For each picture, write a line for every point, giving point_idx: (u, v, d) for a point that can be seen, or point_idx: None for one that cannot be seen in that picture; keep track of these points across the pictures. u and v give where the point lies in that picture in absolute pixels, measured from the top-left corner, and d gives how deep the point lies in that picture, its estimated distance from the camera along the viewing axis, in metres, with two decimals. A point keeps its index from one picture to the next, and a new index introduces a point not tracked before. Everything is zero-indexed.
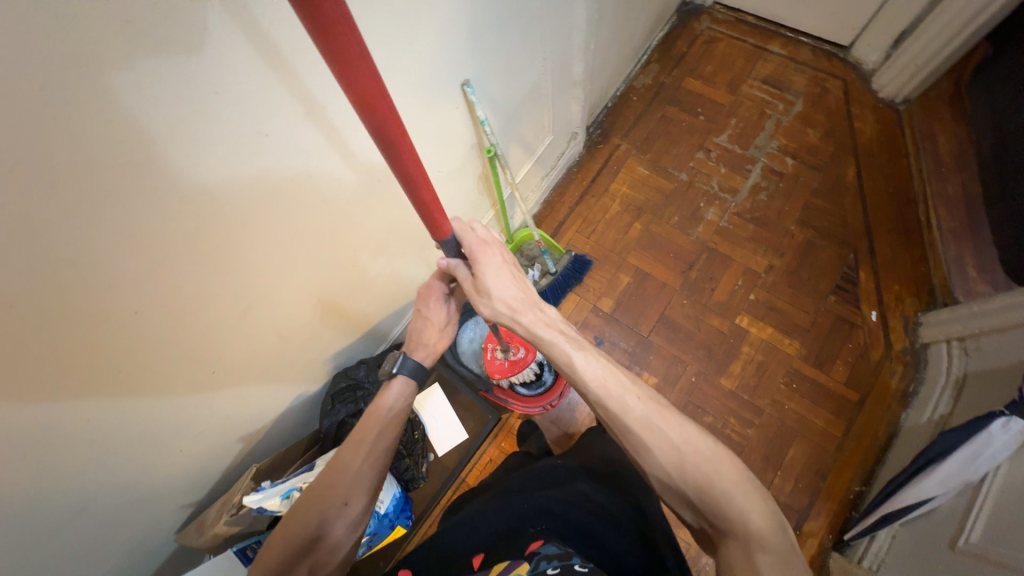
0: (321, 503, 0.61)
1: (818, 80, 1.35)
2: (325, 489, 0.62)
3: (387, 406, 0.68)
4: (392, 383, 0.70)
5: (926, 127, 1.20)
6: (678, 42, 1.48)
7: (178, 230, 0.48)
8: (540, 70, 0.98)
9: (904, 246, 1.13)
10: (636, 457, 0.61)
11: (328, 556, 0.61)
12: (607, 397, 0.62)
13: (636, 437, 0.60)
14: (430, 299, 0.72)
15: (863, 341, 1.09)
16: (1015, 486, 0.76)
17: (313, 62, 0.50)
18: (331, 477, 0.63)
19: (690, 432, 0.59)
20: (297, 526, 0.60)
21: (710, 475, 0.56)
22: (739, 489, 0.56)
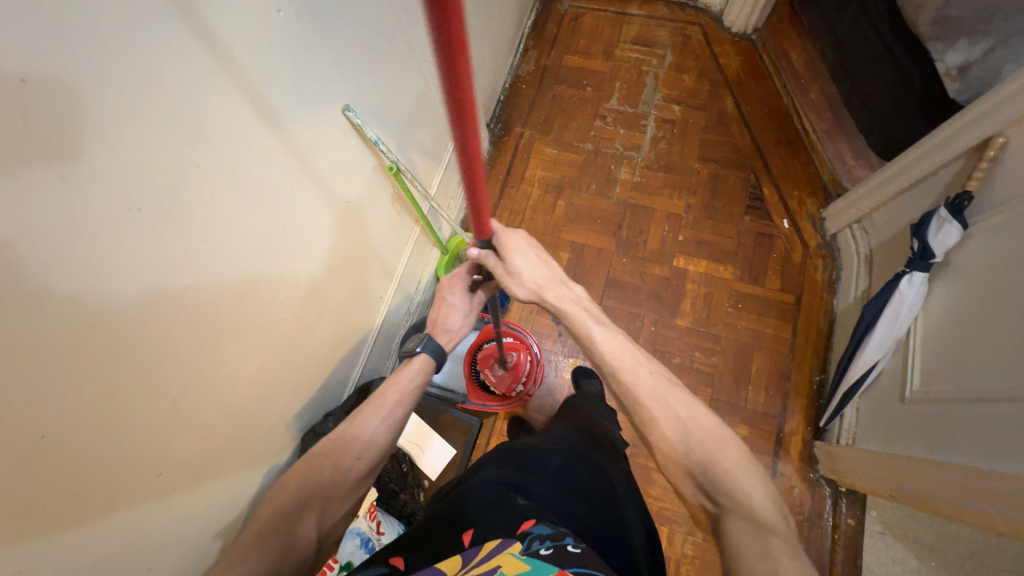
0: (333, 459, 0.61)
1: (678, 30, 1.44)
2: (343, 441, 0.63)
3: (410, 380, 0.72)
4: (415, 359, 0.74)
5: (782, 49, 1.37)
6: (547, 26, 1.50)
7: (122, 355, 0.51)
8: (420, 80, 0.95)
9: (793, 153, 1.28)
10: (643, 430, 0.62)
11: (334, 508, 0.59)
12: (621, 368, 0.64)
13: (648, 411, 0.61)
14: (454, 287, 0.82)
15: (784, 247, 1.20)
16: (934, 329, 0.84)
17: (156, 136, 0.48)
18: (349, 433, 0.64)
19: (699, 412, 0.60)
20: (312, 472, 0.59)
21: (714, 453, 0.56)
22: (753, 473, 0.54)
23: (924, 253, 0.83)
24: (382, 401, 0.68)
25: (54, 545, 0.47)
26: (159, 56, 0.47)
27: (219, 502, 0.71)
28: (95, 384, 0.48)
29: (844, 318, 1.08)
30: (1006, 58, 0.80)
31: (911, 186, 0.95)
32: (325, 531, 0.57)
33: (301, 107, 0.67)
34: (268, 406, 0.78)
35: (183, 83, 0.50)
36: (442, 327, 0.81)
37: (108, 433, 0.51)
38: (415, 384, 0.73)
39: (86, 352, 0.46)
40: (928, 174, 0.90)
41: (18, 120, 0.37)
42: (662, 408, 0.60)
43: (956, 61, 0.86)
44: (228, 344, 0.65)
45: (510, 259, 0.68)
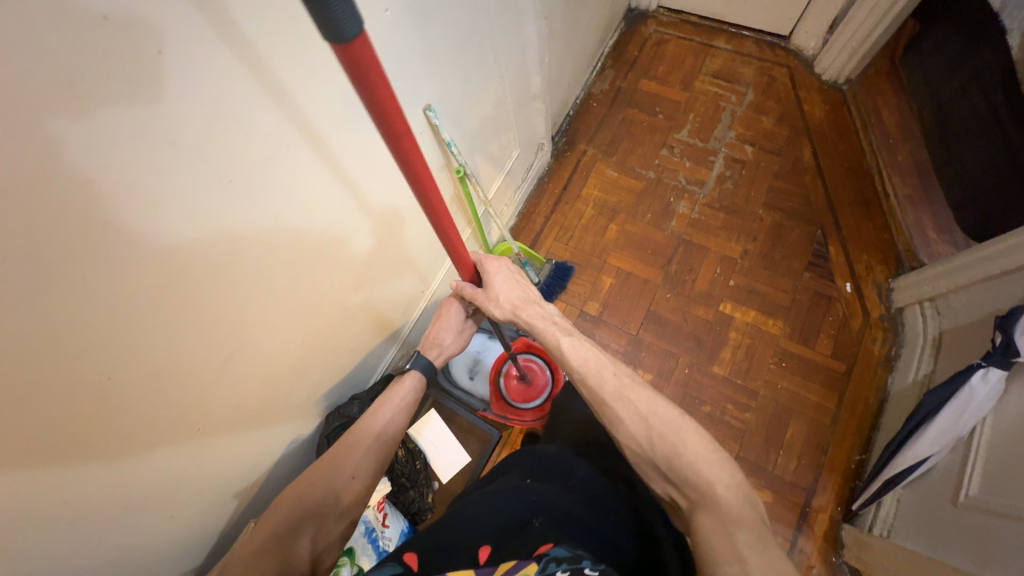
0: (330, 474, 0.64)
1: (765, 70, 1.39)
2: (335, 462, 0.65)
3: (401, 396, 0.72)
4: (407, 375, 0.75)
5: (873, 104, 1.29)
6: (629, 47, 1.48)
7: (187, 313, 0.54)
8: (499, 87, 0.96)
9: (868, 216, 1.21)
10: (610, 430, 0.62)
11: (329, 525, 0.62)
12: (587, 375, 0.65)
13: (614, 411, 0.62)
14: (449, 308, 0.83)
15: (843, 312, 1.13)
16: (1003, 435, 0.76)
17: (254, 113, 0.51)
18: (341, 453, 0.65)
19: (653, 402, 0.60)
20: (309, 486, 0.63)
21: (672, 453, 0.56)
22: (706, 461, 0.54)
23: (1007, 350, 0.76)
24: (371, 419, 0.69)
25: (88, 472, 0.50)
26: (269, 36, 0.49)
27: (239, 464, 0.73)
28: (148, 328, 0.50)
29: (898, 399, 1.01)
30: None
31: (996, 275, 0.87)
32: (322, 549, 0.61)
33: None
34: (303, 381, 0.80)
35: (286, 63, 0.52)
36: (430, 341, 0.82)
37: (152, 378, 0.53)
38: (410, 399, 0.73)
39: (146, 297, 0.48)
40: (1022, 266, 0.82)
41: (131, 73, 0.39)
42: (625, 406, 0.60)
43: None
44: (275, 314, 0.67)
45: (490, 283, 0.75)
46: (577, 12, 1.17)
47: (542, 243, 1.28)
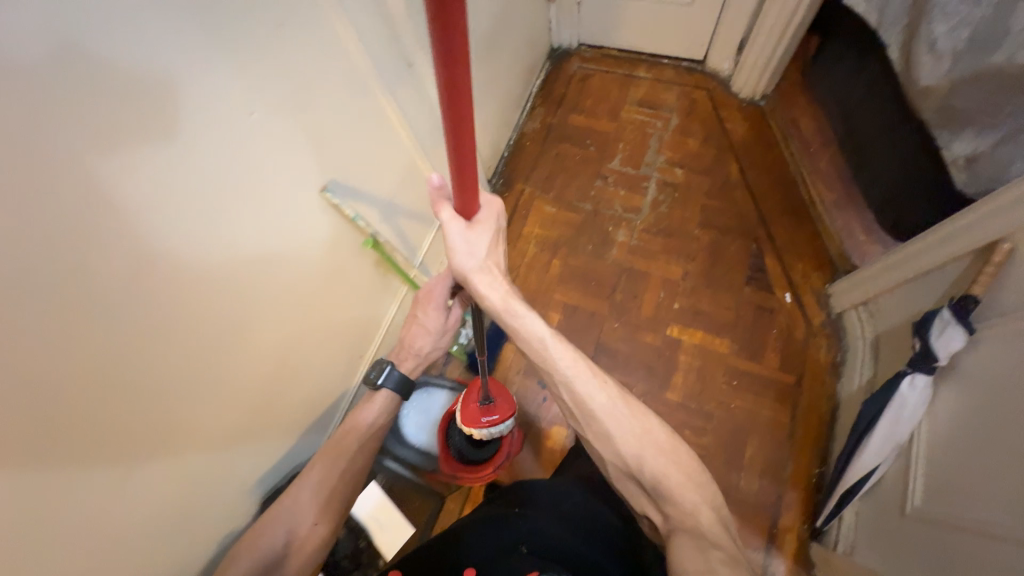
0: (292, 524, 0.68)
1: (686, 93, 1.45)
2: (296, 506, 0.70)
3: (369, 421, 0.80)
4: (377, 394, 0.81)
5: (790, 116, 1.34)
6: (556, 85, 1.54)
7: (70, 429, 0.48)
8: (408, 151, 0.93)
9: (799, 224, 1.23)
10: (597, 444, 0.68)
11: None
12: (575, 379, 0.67)
13: (599, 424, 0.67)
14: (427, 305, 0.82)
15: (786, 322, 1.14)
16: (938, 441, 0.76)
17: (106, 221, 0.48)
18: (301, 496, 0.71)
19: (649, 425, 0.66)
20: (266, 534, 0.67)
21: (659, 477, 0.63)
22: (686, 489, 0.62)
23: (927, 355, 0.77)
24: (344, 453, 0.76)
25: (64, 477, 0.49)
26: (103, 138, 0.46)
27: (215, 510, 0.71)
28: (21, 456, 0.45)
29: (848, 407, 1.01)
30: (1010, 155, 0.75)
31: (922, 272, 0.88)
32: None
33: (276, 173, 0.67)
34: (227, 481, 0.72)
35: (135, 159, 0.49)
36: (409, 351, 0.86)
37: (60, 483, 0.48)
38: (383, 423, 0.82)
39: (78, 350, 0.48)
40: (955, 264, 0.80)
41: (129, 92, 0.47)
42: (616, 425, 0.65)
43: (963, 151, 0.82)
44: (181, 400, 0.61)
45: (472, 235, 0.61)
46: (493, 63, 1.21)
47: None
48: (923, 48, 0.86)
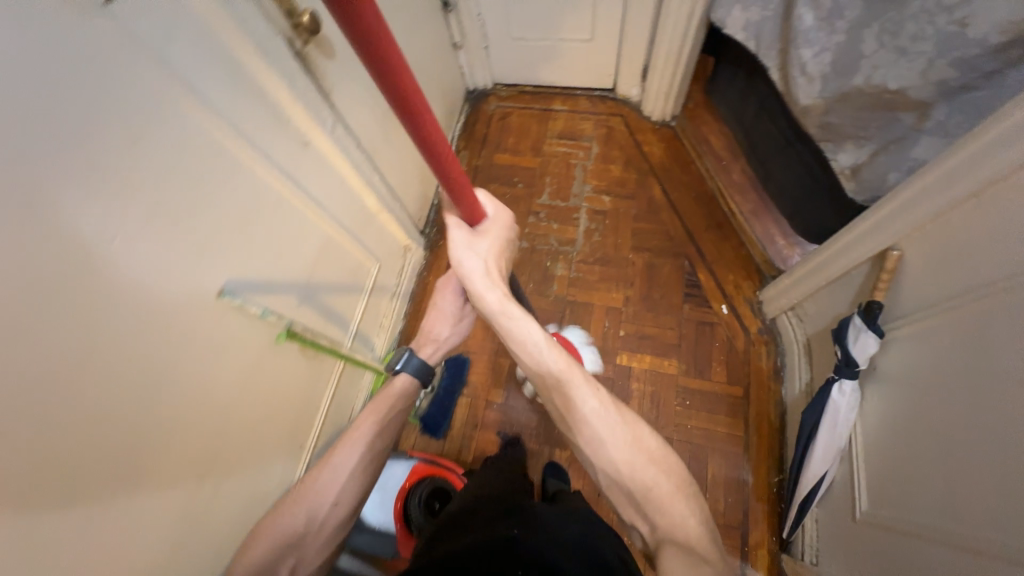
0: (311, 506, 0.68)
1: (602, 121, 1.49)
2: (316, 490, 0.69)
3: (397, 388, 0.84)
4: (398, 379, 0.85)
5: (700, 134, 1.41)
6: (477, 127, 1.55)
7: (33, 526, 0.44)
8: (327, 226, 0.90)
9: (725, 236, 1.28)
10: (589, 452, 0.64)
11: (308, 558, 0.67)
12: (568, 383, 0.66)
13: (591, 429, 0.63)
14: (446, 291, 0.92)
15: (727, 335, 1.17)
16: (873, 443, 0.79)
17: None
18: (322, 481, 0.69)
19: (642, 435, 0.64)
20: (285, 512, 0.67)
21: (648, 484, 0.60)
22: (677, 499, 0.59)
23: (848, 361, 0.80)
24: (358, 436, 0.74)
25: (44, 535, 0.46)
26: None
27: (221, 532, 0.71)
28: None
29: (794, 412, 1.04)
30: (886, 165, 0.80)
31: (835, 279, 0.90)
32: None
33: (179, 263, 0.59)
34: None
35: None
36: (430, 338, 0.93)
37: None
38: (400, 409, 0.82)
39: None
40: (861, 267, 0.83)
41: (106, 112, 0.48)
42: (607, 429, 0.63)
43: (848, 162, 0.88)
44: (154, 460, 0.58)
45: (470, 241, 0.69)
46: (410, 117, 1.21)
47: None
48: (797, 71, 0.92)
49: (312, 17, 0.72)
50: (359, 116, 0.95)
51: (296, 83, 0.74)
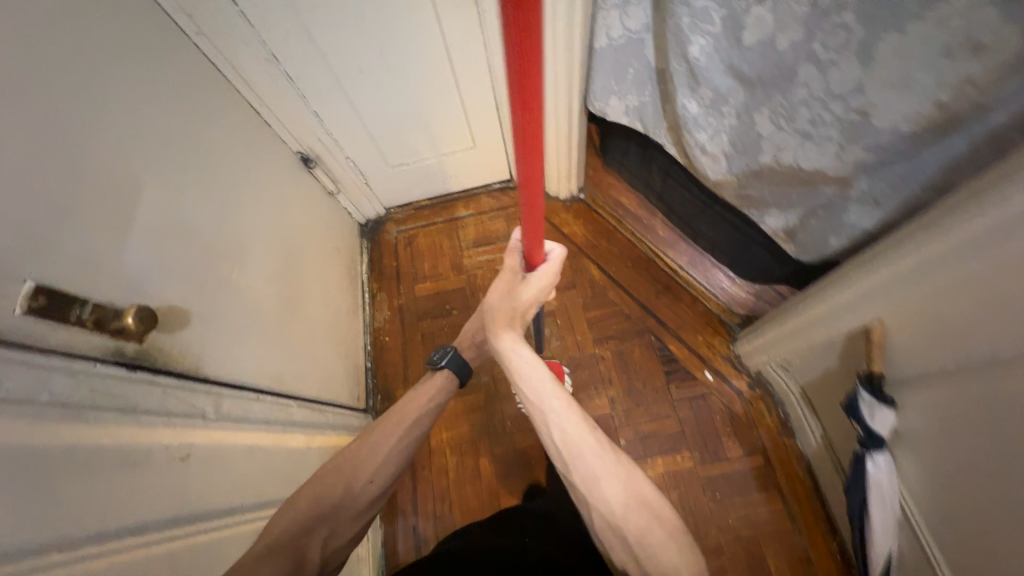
0: (353, 479, 0.71)
1: (513, 215, 1.41)
2: (350, 467, 0.72)
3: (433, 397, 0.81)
4: (438, 374, 0.82)
5: (612, 198, 1.37)
6: (385, 261, 1.39)
7: None
8: (254, 522, 0.68)
9: (677, 297, 1.25)
10: (583, 491, 0.63)
11: (343, 525, 0.70)
12: (564, 423, 0.67)
13: (586, 465, 0.63)
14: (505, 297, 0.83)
15: (723, 402, 1.11)
16: (932, 513, 0.73)
17: None
18: (364, 455, 0.73)
19: (640, 482, 0.63)
20: (319, 495, 0.69)
21: (643, 530, 0.59)
22: (670, 546, 0.58)
23: (871, 435, 0.75)
24: (403, 415, 0.77)
25: None
26: None
27: None
28: None
29: (822, 466, 0.98)
30: (821, 229, 0.79)
31: (823, 339, 0.84)
32: None
33: None
34: None
35: None
36: (471, 343, 0.90)
37: None
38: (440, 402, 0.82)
39: None
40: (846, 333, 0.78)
41: None
42: (605, 469, 0.62)
43: (779, 225, 0.87)
44: None
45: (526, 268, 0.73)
46: (311, 300, 1.02)
47: (429, 542, 1.07)
48: (696, 152, 0.89)
49: (139, 308, 0.53)
50: (250, 355, 0.76)
51: (148, 383, 0.54)
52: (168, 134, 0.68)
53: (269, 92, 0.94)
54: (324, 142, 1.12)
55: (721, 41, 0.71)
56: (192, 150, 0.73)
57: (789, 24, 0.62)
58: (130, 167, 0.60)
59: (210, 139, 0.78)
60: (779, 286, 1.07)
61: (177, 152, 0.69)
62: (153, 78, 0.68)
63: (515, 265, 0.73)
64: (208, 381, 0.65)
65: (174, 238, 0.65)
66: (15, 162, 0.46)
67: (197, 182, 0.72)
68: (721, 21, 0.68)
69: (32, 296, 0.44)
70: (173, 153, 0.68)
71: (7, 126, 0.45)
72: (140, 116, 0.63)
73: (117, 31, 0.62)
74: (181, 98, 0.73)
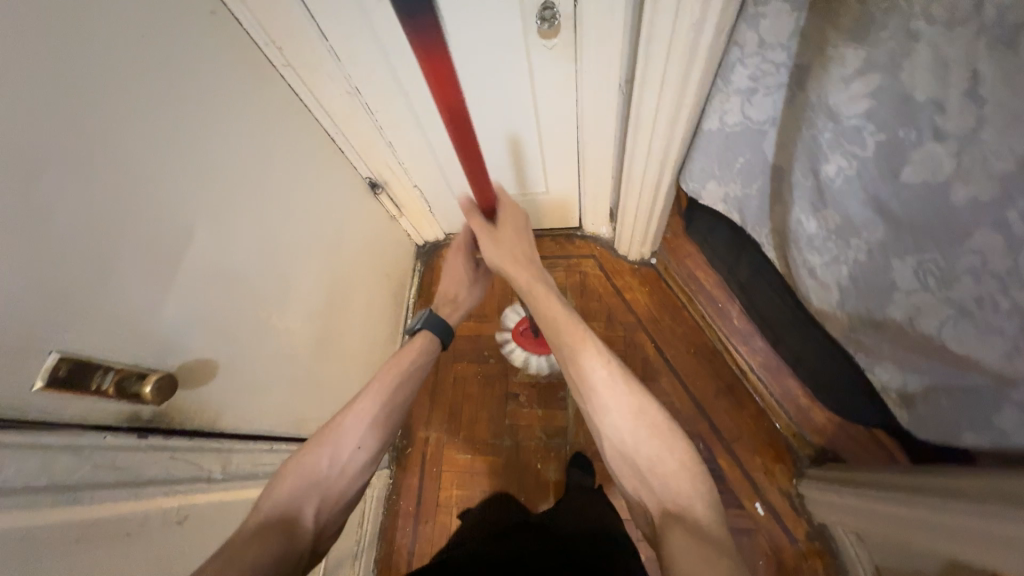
0: (340, 445, 0.68)
1: (573, 267, 1.31)
2: (338, 431, 0.69)
3: (410, 362, 0.80)
4: (417, 337, 0.83)
5: (688, 271, 1.23)
6: (434, 289, 1.36)
7: None
8: None
9: (739, 402, 1.08)
10: (595, 418, 0.64)
11: (335, 498, 0.65)
12: (575, 346, 0.68)
13: (596, 394, 0.64)
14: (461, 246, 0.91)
15: (770, 547, 0.95)
16: None
17: None
18: (349, 422, 0.70)
19: (652, 412, 0.61)
20: (313, 461, 0.65)
21: (657, 461, 0.58)
22: (684, 479, 0.56)
23: None
24: (390, 385, 0.76)
25: None
26: None
27: None
28: None
29: None
30: (952, 414, 0.62)
31: (914, 546, 0.67)
32: None
33: None
34: None
35: None
36: (447, 298, 0.91)
37: None
38: (421, 360, 0.82)
39: None
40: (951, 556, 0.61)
41: None
42: (616, 399, 0.63)
43: (893, 384, 0.70)
44: None
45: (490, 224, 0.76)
46: (347, 333, 1.00)
47: None
48: (802, 271, 0.74)
49: (162, 376, 0.52)
50: (269, 401, 0.75)
51: (156, 449, 0.54)
52: (231, 178, 0.67)
53: (346, 123, 0.92)
54: (395, 171, 1.09)
55: (868, 169, 0.56)
56: (253, 190, 0.72)
57: (974, 177, 0.46)
58: (184, 219, 0.59)
59: (275, 176, 0.77)
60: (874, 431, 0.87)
61: (237, 195, 0.68)
62: (227, 121, 0.67)
63: (476, 217, 0.75)
64: (225, 436, 0.65)
65: (218, 286, 0.65)
66: (62, 231, 0.46)
67: (254, 224, 0.71)
68: (877, 149, 0.54)
69: (54, 369, 0.44)
70: (233, 198, 0.68)
71: (61, 193, 0.46)
72: (202, 164, 0.62)
73: (193, 80, 0.62)
74: (255, 138, 0.72)
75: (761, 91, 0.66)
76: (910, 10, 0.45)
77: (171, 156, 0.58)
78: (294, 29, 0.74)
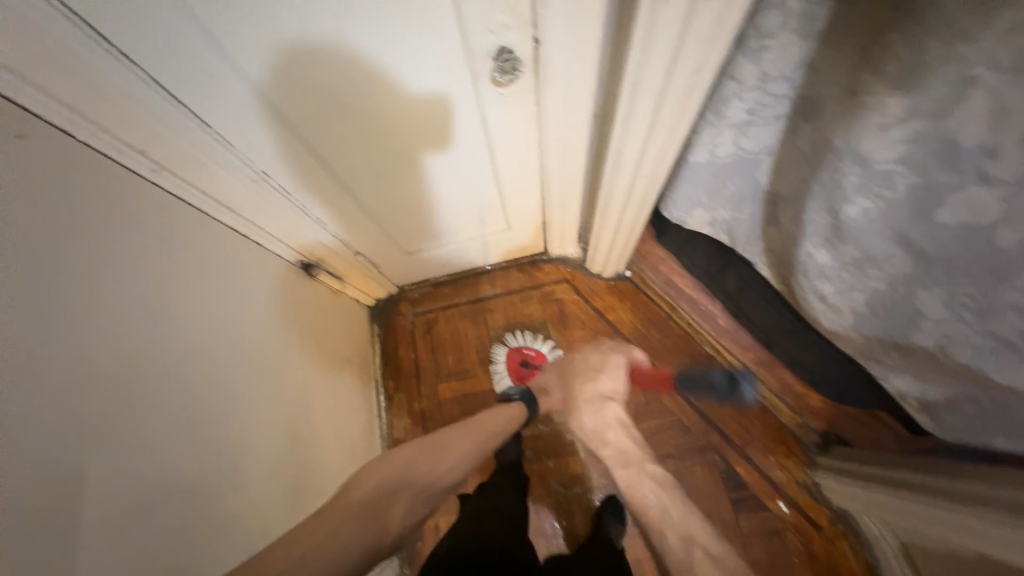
0: (430, 472, 0.73)
1: (547, 296, 1.22)
2: (441, 449, 0.77)
3: (510, 415, 0.92)
4: (512, 403, 0.95)
5: (662, 278, 1.18)
6: (401, 353, 1.20)
7: None
8: None
9: (741, 404, 1.09)
10: None
11: (415, 508, 0.68)
12: None
13: None
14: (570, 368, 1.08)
15: (800, 541, 0.98)
16: None
17: None
18: (444, 446, 0.78)
19: None
20: (412, 466, 0.70)
21: None
22: None
23: None
24: (490, 429, 0.87)
25: None
26: None
27: None
28: None
29: None
30: (980, 422, 0.62)
31: (950, 541, 0.70)
32: None
33: None
34: None
35: None
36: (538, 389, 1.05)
37: None
38: (511, 421, 0.91)
39: None
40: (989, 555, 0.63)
41: None
42: None
43: (912, 392, 0.70)
44: None
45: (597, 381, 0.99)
46: (322, 456, 0.84)
47: None
48: (811, 296, 0.71)
49: None
50: None
51: None
52: (122, 363, 0.48)
53: (263, 212, 0.73)
54: (328, 245, 0.90)
55: (897, 209, 0.50)
56: (158, 360, 0.53)
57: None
58: (60, 465, 0.40)
59: (183, 322, 0.58)
60: (876, 415, 0.91)
61: (137, 381, 0.49)
62: (96, 285, 0.47)
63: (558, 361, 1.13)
64: None
65: (140, 521, 0.46)
66: None
67: (168, 404, 0.53)
68: (909, 191, 0.48)
69: None
70: (131, 388, 0.48)
71: None
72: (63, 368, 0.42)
73: (31, 251, 0.41)
74: (142, 288, 0.52)
75: (758, 122, 0.60)
76: (961, 55, 0.37)
77: (18, 385, 0.38)
78: (161, 123, 0.53)
